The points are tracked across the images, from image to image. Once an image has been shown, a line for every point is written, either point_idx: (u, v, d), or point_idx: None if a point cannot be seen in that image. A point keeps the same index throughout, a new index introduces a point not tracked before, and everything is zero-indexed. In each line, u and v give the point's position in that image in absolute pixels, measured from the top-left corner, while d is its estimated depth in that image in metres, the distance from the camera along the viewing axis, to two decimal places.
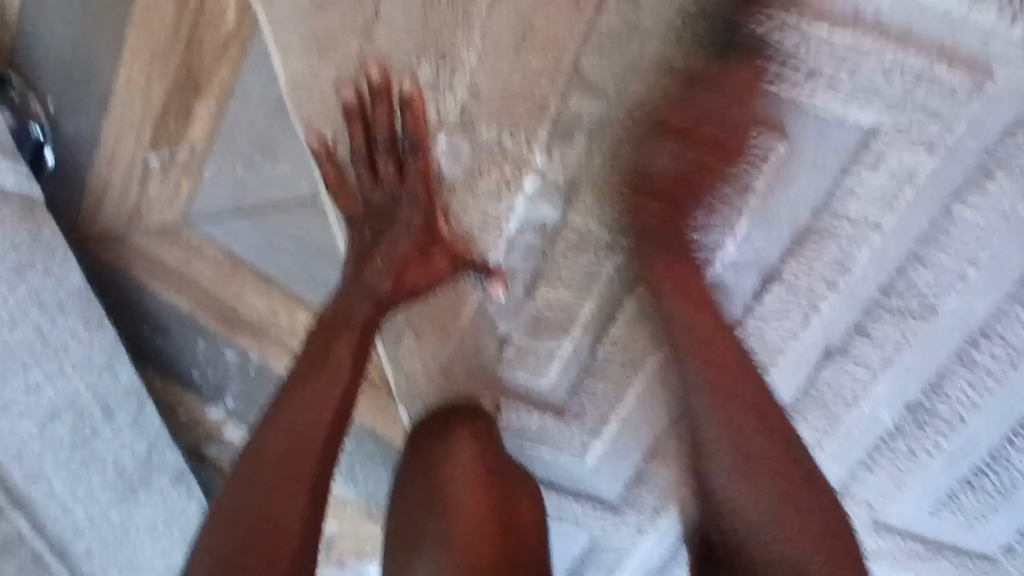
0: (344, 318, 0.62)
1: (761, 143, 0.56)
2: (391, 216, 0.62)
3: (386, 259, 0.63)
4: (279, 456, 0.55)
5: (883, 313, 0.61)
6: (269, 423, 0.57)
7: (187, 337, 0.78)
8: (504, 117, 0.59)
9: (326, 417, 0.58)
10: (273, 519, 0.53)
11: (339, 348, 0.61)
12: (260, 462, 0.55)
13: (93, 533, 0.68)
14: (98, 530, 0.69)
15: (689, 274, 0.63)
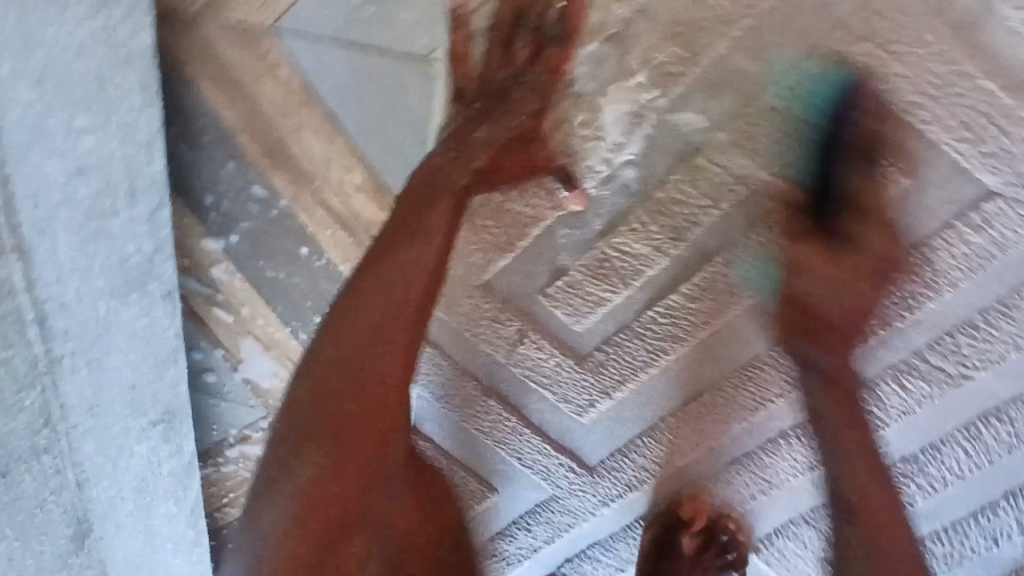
0: (439, 180, 0.58)
1: (895, 167, 0.57)
2: (507, 92, 0.59)
3: (482, 138, 0.59)
4: (351, 383, 0.56)
5: (924, 365, 0.64)
6: (346, 317, 0.57)
7: (218, 154, 0.71)
8: (665, 50, 0.58)
9: (403, 306, 0.57)
10: (336, 469, 0.55)
11: (437, 211, 0.58)
12: (332, 378, 0.56)
13: (74, 318, 0.59)
14: (79, 316, 0.59)
15: (769, 269, 0.63)
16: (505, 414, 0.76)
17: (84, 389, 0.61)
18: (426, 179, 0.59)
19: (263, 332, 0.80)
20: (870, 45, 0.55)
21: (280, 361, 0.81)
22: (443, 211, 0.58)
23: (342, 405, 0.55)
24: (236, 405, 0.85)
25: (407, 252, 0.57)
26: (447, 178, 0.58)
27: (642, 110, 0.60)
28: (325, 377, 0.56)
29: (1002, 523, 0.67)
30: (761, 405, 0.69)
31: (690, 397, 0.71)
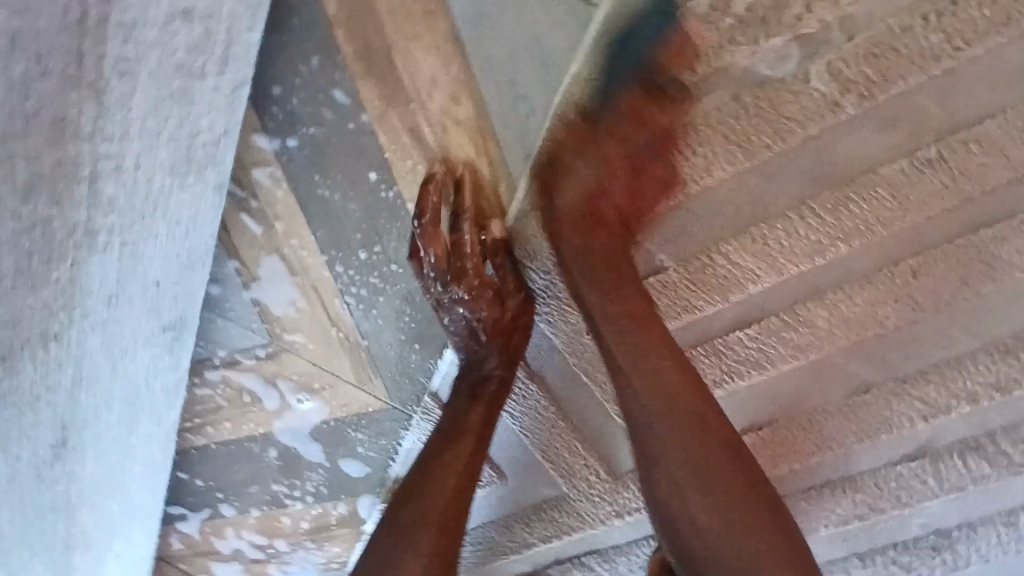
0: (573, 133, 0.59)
1: None
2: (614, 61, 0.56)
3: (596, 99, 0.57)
4: (656, 371, 0.53)
5: (991, 450, 0.63)
6: (628, 391, 0.54)
7: (304, 42, 0.61)
8: (852, 66, 0.54)
9: (668, 354, 0.54)
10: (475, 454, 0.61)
11: (591, 153, 0.59)
12: (653, 433, 0.52)
13: (124, 200, 0.46)
14: (129, 199, 0.46)
15: (877, 317, 0.60)
16: (547, 402, 0.72)
17: (109, 276, 0.48)
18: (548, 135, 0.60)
19: (293, 253, 0.70)
20: None
21: (303, 288, 0.72)
22: (591, 180, 0.59)
23: (660, 384, 0.52)
24: (237, 326, 0.75)
25: (586, 176, 0.59)
26: (580, 180, 0.59)
27: (806, 121, 0.55)
28: (649, 356, 0.54)
29: None
30: (819, 451, 0.66)
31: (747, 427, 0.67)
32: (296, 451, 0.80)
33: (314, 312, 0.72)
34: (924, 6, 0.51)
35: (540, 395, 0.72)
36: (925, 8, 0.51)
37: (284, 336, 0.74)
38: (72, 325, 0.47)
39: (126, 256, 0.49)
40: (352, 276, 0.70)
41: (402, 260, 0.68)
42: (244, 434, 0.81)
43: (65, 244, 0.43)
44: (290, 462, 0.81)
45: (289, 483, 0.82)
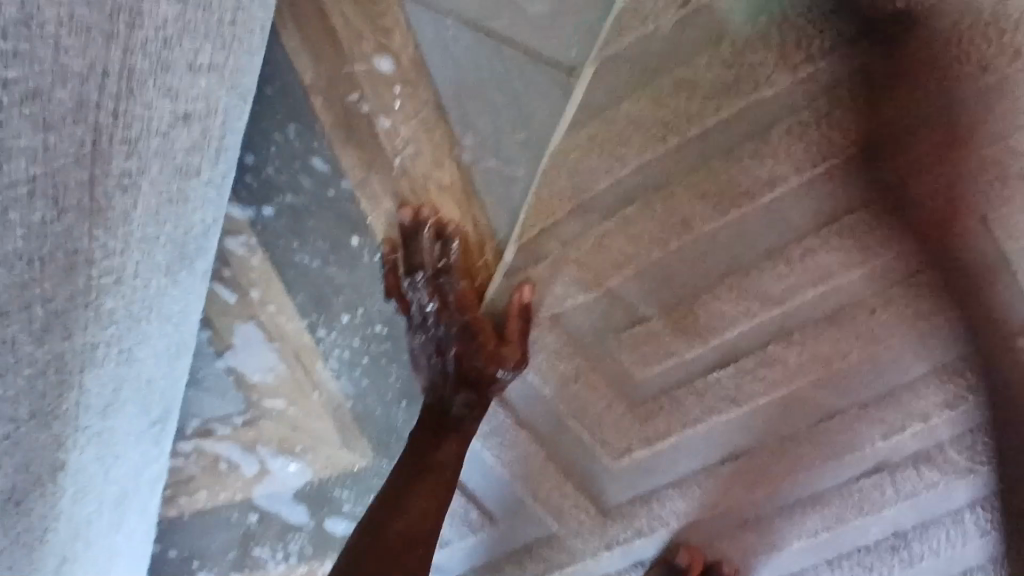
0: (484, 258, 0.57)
1: (978, 284, 0.61)
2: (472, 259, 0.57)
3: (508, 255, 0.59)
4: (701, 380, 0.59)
5: (943, 459, 0.68)
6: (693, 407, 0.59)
7: (280, 116, 0.60)
8: (812, 132, 0.58)
9: None
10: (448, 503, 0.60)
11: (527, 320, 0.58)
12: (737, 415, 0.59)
13: (121, 316, 0.44)
14: (126, 312, 0.44)
15: (840, 349, 0.65)
16: (532, 448, 0.72)
17: (105, 387, 0.45)
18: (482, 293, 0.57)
19: (271, 320, 0.68)
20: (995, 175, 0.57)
21: (282, 354, 0.70)
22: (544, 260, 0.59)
23: None
24: (212, 393, 0.73)
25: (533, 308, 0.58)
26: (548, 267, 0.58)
27: (770, 179, 0.60)
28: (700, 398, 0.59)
29: None
30: (791, 473, 0.71)
31: (726, 457, 0.71)
32: (277, 514, 0.78)
33: (295, 377, 0.71)
34: (875, 78, 0.56)
35: (527, 441, 0.72)
36: (875, 80, 0.56)
37: (261, 402, 0.72)
38: (73, 448, 0.44)
39: (121, 366, 0.46)
40: (333, 339, 0.69)
41: (385, 321, 0.67)
42: (220, 503, 0.77)
43: (70, 369, 0.41)
44: (271, 528, 0.78)
45: (271, 547, 0.79)
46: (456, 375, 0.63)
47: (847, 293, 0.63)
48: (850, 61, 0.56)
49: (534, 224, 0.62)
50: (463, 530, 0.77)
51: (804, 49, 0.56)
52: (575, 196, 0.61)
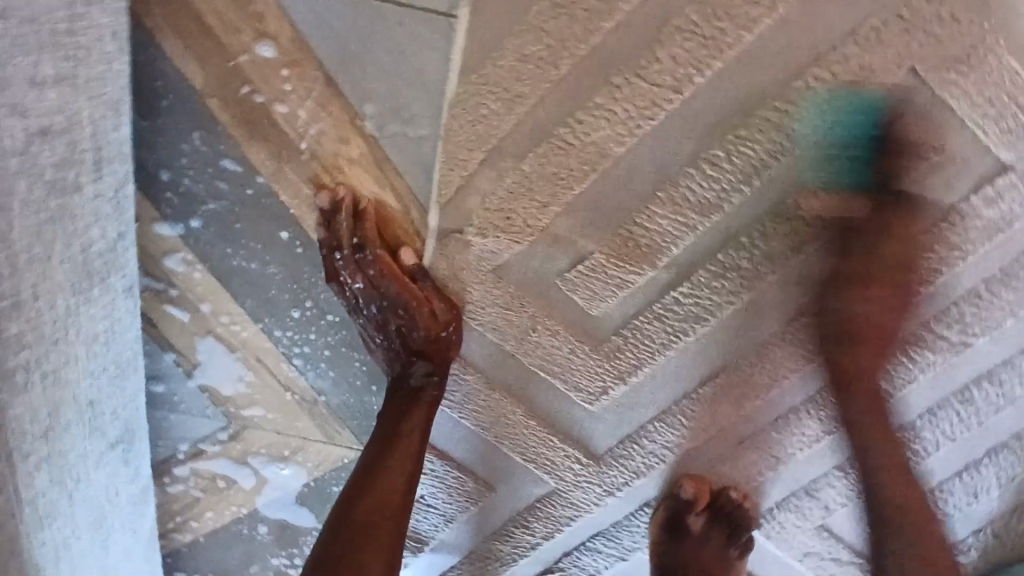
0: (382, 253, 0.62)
1: (919, 145, 0.59)
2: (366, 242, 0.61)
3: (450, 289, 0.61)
4: None
5: (925, 336, 0.67)
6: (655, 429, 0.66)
7: (181, 126, 0.60)
8: (705, 23, 0.55)
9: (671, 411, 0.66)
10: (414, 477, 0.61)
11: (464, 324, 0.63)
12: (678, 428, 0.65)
13: (34, 340, 0.46)
14: (37, 335, 0.46)
15: (792, 242, 0.63)
16: (512, 408, 0.71)
17: (40, 410, 0.48)
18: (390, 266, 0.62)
19: (227, 330, 0.69)
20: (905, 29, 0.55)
21: (246, 363, 0.71)
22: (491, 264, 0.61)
23: None
24: (191, 414, 0.74)
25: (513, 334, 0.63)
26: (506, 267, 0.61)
27: (674, 82, 0.58)
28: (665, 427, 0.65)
29: (984, 480, 0.73)
30: (777, 381, 0.69)
31: (706, 378, 0.69)
32: (284, 520, 0.79)
33: (264, 383, 0.72)
34: None
35: (504, 402, 0.71)
36: None
37: (239, 413, 0.74)
38: (20, 471, 0.48)
39: (58, 387, 0.50)
40: (291, 337, 0.69)
41: (334, 309, 0.68)
42: (228, 520, 0.79)
43: None
44: (281, 534, 0.80)
45: (287, 553, 0.81)
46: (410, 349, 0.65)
47: (785, 185, 0.61)
48: None
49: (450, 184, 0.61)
50: (464, 503, 0.77)
51: None
52: (484, 143, 0.60)
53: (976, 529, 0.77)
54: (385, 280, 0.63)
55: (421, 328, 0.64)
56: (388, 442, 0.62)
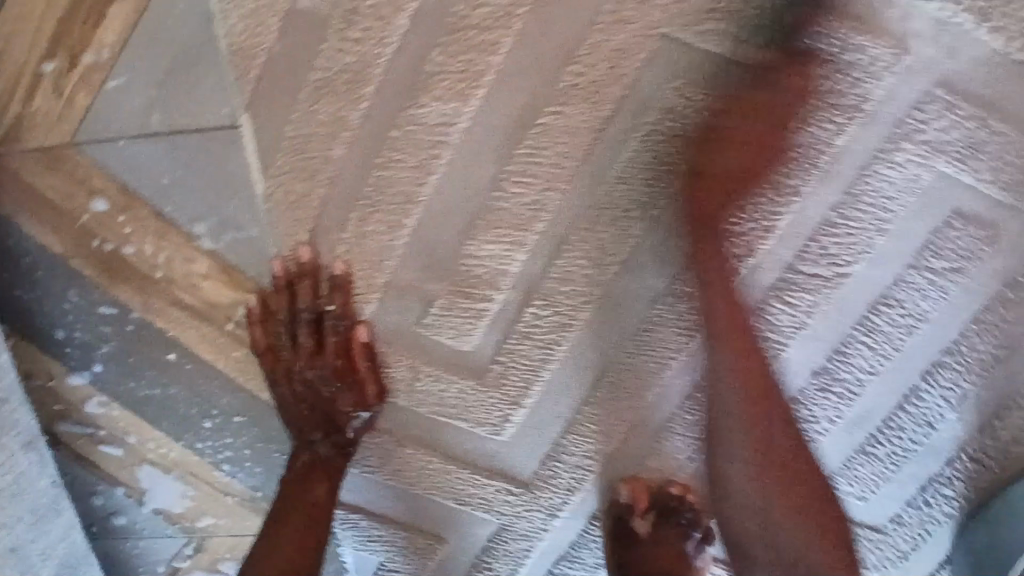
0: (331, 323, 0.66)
1: (702, 100, 0.59)
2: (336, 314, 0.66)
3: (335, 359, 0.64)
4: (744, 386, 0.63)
5: (799, 279, 0.64)
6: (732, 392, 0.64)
7: (55, 285, 0.68)
8: (455, 59, 0.58)
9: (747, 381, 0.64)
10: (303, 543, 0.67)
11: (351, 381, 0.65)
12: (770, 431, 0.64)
13: None
14: None
15: (620, 230, 0.63)
16: (428, 458, 0.74)
17: None
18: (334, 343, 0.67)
19: (157, 454, 0.75)
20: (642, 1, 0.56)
21: (184, 478, 0.76)
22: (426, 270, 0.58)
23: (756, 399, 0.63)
24: (155, 537, 0.80)
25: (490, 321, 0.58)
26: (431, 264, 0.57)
27: (446, 119, 0.60)
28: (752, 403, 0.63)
29: (930, 405, 0.69)
30: (664, 364, 0.69)
31: (597, 381, 0.70)
32: None
33: (205, 493, 0.77)
34: None
35: (418, 455, 0.73)
36: None
37: (196, 526, 0.79)
38: None
39: None
40: (212, 445, 0.74)
41: (238, 409, 0.73)
42: None
43: None
44: None
45: None
46: (313, 423, 0.69)
47: (589, 177, 0.61)
48: None
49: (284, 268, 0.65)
50: (421, 558, 0.79)
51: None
52: (306, 227, 0.64)
53: (950, 460, 0.71)
54: (349, 356, 0.67)
55: (337, 404, 0.68)
56: (293, 511, 0.67)
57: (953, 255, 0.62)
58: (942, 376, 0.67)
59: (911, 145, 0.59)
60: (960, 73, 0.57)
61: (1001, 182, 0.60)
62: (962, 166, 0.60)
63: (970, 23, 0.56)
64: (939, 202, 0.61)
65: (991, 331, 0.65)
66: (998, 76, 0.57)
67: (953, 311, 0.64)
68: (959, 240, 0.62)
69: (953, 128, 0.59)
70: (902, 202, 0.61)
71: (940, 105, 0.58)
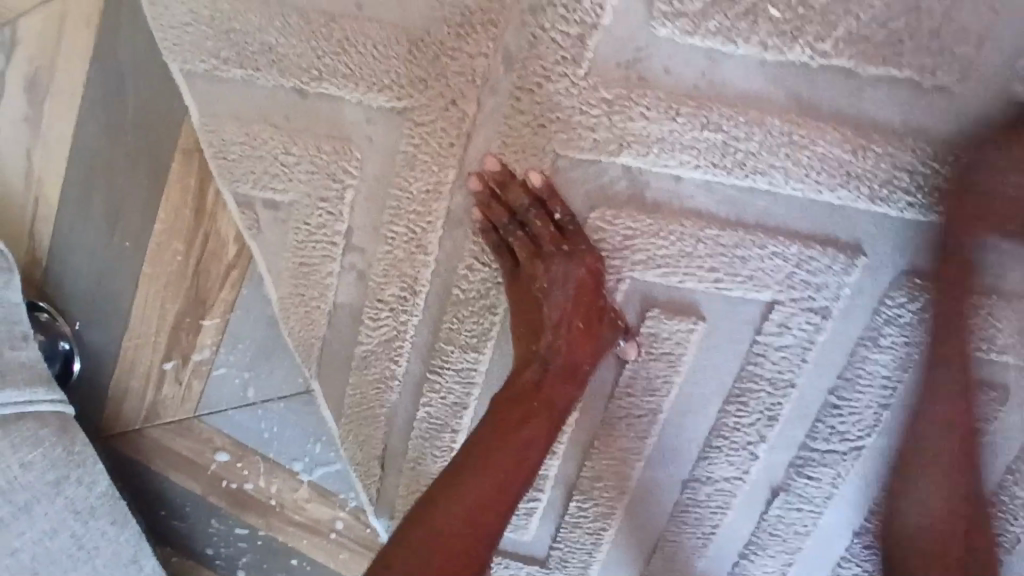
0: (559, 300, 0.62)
1: (681, 326, 0.65)
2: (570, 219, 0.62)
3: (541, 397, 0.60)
4: None
5: (818, 455, 0.68)
6: None
7: (199, 518, 0.85)
8: (462, 323, 0.69)
9: None
10: None
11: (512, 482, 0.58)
12: None
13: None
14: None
15: (637, 433, 0.70)
16: None
17: None
18: (559, 358, 0.61)
19: None
20: (609, 256, 0.63)
21: None
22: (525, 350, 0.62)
23: None
24: None
25: None
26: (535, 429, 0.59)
27: (468, 364, 0.70)
28: None
29: (991, 554, 0.67)
30: (709, 538, 0.73)
31: (649, 556, 0.75)
32: None
33: None
34: (467, 258, 0.67)
35: None
36: (471, 257, 0.67)
37: None
38: None
39: None
40: None
41: None
42: None
43: None
44: None
45: None
46: (556, 310, 0.61)
47: (598, 395, 0.70)
48: (446, 259, 0.67)
49: (371, 486, 0.78)
50: None
51: (412, 285, 0.68)
52: (376, 457, 0.77)
53: None
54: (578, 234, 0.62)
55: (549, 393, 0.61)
56: None
57: (971, 415, 0.64)
58: (997, 525, 0.66)
59: (887, 328, 0.63)
60: (920, 257, 0.61)
61: (998, 345, 0.62)
62: None
63: (915, 213, 0.60)
64: None
65: None
66: None
67: (986, 466, 0.65)
68: (972, 402, 0.63)
69: (931, 307, 0.62)
70: (901, 380, 0.64)
71: (908, 289, 0.61)
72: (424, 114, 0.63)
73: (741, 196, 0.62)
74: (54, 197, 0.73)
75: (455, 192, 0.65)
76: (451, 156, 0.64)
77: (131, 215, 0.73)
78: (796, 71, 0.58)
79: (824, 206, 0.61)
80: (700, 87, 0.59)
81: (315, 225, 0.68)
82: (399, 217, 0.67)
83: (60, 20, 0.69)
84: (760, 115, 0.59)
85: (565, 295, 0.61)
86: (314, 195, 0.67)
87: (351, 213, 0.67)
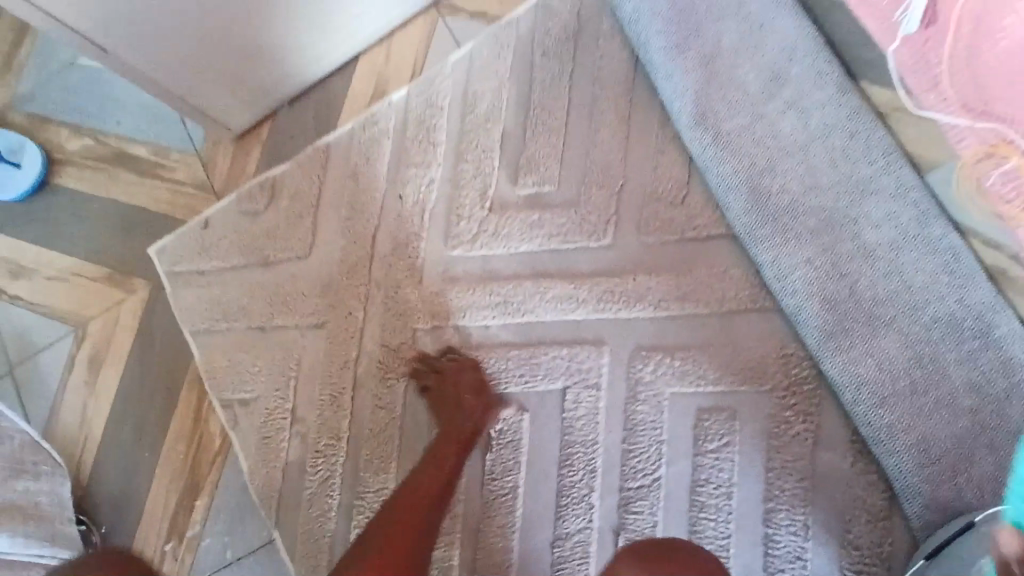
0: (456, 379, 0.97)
1: (512, 419, 1.00)
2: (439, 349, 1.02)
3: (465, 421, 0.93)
4: None
5: (634, 492, 0.96)
6: None
7: None
8: (373, 452, 1.01)
9: None
10: None
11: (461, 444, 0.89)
12: None
13: None
14: None
15: (507, 509, 0.98)
16: None
17: None
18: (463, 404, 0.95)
19: None
20: None
21: None
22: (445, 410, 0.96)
23: None
24: None
25: None
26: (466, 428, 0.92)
27: (381, 484, 1.00)
28: None
29: (787, 543, 0.92)
30: None
31: None
32: None
33: None
34: (371, 405, 1.03)
35: None
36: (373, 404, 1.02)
37: None
38: None
39: None
40: None
41: None
42: None
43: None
44: None
45: None
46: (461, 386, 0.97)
47: (473, 484, 0.99)
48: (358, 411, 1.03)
49: None
50: None
51: (337, 434, 1.03)
52: None
53: None
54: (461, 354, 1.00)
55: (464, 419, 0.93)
56: None
57: (718, 435, 0.96)
58: (779, 517, 0.93)
59: (639, 387, 0.98)
60: (639, 339, 0.99)
61: (710, 381, 0.97)
62: (680, 384, 0.98)
63: (625, 313, 1.00)
64: (682, 411, 0.97)
65: (784, 473, 0.94)
66: (662, 330, 0.99)
67: (746, 472, 0.95)
68: (714, 425, 0.96)
69: (660, 366, 0.98)
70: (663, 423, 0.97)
71: (639, 359, 0.99)
72: (334, 323, 1.06)
73: (526, 329, 1.02)
74: (96, 430, 1.08)
75: (358, 365, 1.04)
76: (353, 343, 1.05)
77: (150, 432, 1.08)
78: (535, 253, 1.03)
79: (574, 323, 1.01)
80: (486, 274, 1.04)
81: (272, 408, 1.05)
82: (325, 389, 1.04)
83: (115, 318, 1.11)
84: (520, 280, 1.03)
85: (465, 378, 0.97)
86: (271, 387, 1.05)
87: (295, 395, 1.05)
